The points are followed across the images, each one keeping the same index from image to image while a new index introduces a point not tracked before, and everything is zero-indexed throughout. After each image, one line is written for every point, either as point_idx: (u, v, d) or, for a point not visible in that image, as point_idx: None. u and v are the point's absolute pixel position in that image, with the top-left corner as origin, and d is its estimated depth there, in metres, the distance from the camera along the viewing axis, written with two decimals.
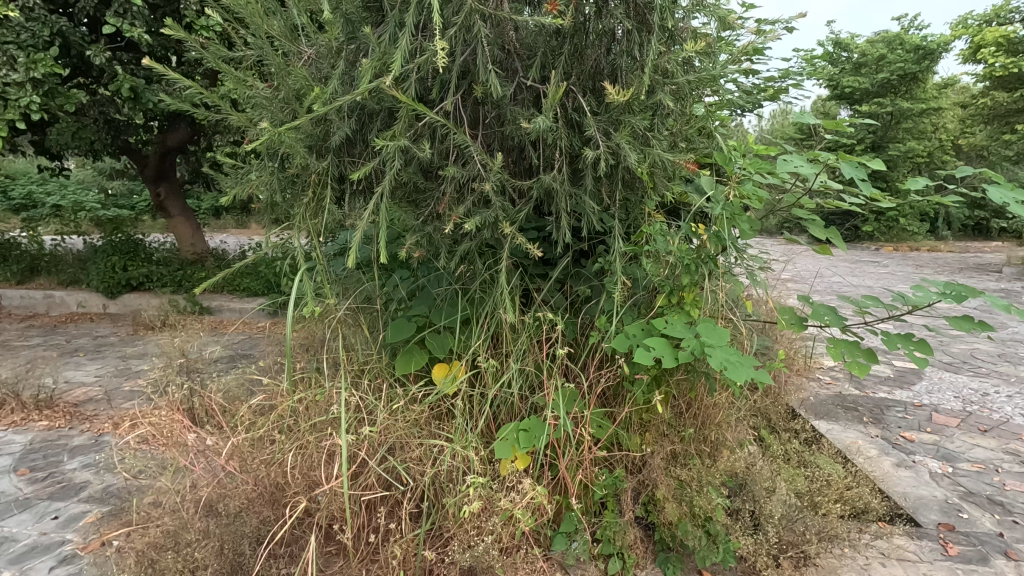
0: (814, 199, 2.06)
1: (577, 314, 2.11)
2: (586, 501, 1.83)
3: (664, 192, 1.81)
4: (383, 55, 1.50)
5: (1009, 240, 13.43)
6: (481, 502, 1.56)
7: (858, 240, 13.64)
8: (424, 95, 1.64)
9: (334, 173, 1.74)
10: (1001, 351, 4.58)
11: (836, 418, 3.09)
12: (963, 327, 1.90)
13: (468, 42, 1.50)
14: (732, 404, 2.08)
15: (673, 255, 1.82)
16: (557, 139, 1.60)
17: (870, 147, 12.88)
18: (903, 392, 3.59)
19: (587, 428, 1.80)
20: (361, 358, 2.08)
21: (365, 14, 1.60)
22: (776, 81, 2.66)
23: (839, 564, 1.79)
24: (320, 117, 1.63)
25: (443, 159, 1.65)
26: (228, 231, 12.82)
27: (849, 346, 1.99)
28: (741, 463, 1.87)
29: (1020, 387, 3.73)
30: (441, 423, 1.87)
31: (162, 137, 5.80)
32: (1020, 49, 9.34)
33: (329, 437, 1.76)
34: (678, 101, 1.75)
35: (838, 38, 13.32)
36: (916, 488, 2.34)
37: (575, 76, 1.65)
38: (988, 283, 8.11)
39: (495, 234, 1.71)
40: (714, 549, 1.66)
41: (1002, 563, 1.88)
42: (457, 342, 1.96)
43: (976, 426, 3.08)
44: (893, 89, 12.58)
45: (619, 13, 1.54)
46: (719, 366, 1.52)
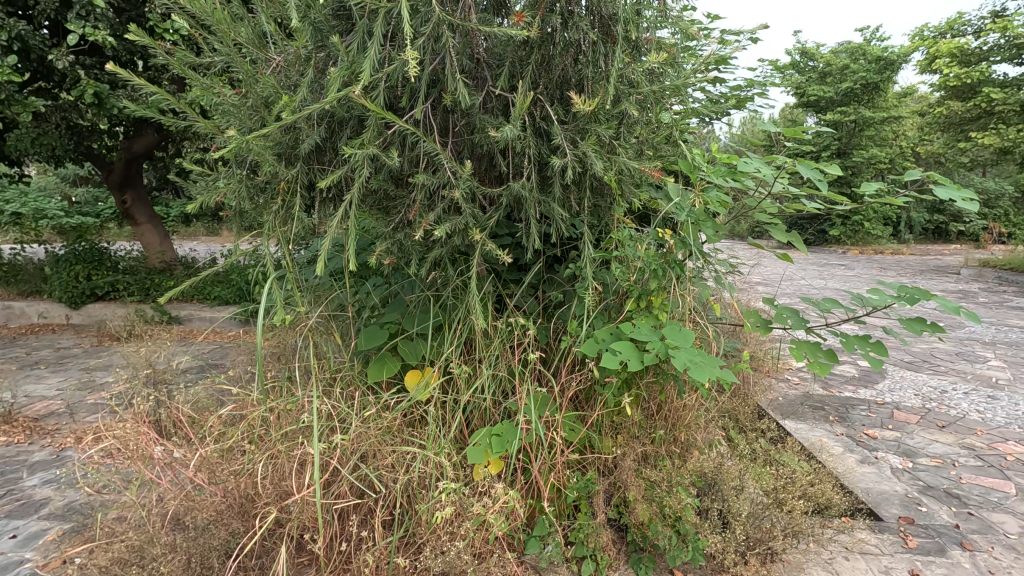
0: (776, 205, 2.12)
1: (550, 319, 2.14)
2: (559, 504, 1.85)
3: (631, 199, 1.86)
4: (352, 63, 1.50)
5: (967, 243, 14.02)
6: (453, 508, 1.56)
7: (825, 245, 14.09)
8: (393, 103, 1.65)
9: (303, 180, 1.73)
10: (958, 350, 4.77)
11: (802, 417, 3.17)
12: (915, 330, 1.98)
13: (437, 52, 1.51)
14: (702, 405, 2.12)
15: (641, 261, 1.86)
16: (525, 148, 1.62)
17: (835, 154, 13.33)
18: (867, 391, 3.71)
19: (559, 431, 1.81)
20: (333, 365, 2.07)
21: (334, 21, 1.59)
22: (742, 90, 2.74)
23: (804, 559, 1.85)
24: (289, 124, 1.62)
25: (413, 166, 1.66)
26: (199, 240, 12.59)
27: (811, 347, 2.05)
28: (710, 462, 1.91)
29: (976, 384, 3.88)
30: (413, 430, 1.88)
31: (129, 143, 5.70)
32: (973, 61, 9.84)
33: (301, 445, 1.75)
34: (644, 110, 1.79)
35: (804, 48, 13.80)
36: (878, 483, 2.42)
37: (543, 85, 1.66)
38: (947, 284, 8.46)
39: (465, 240, 1.72)
40: (684, 548, 1.69)
41: (957, 553, 1.96)
42: (430, 348, 1.97)
43: (934, 422, 3.20)
44: (856, 98, 13.05)
45: (585, 25, 1.56)
46: (683, 366, 1.56)
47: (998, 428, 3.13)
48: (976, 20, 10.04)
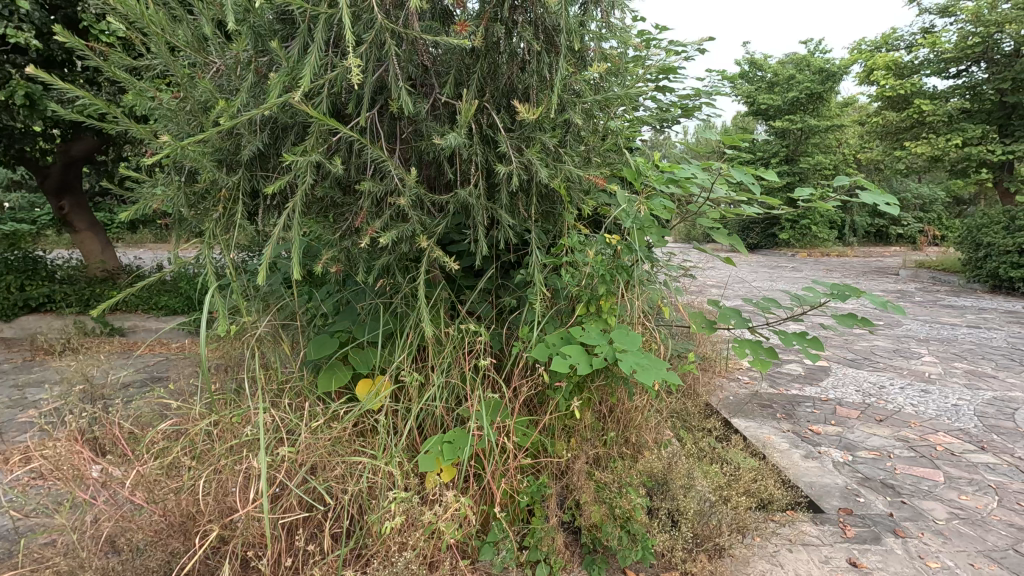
0: (717, 210, 2.20)
1: (503, 324, 2.15)
2: (513, 510, 1.86)
3: (579, 205, 1.89)
4: (292, 69, 1.48)
5: (905, 246, 14.82)
6: (403, 518, 1.55)
7: (776, 248, 14.63)
8: (338, 110, 1.63)
9: (245, 187, 1.69)
10: (895, 347, 5.03)
11: (751, 415, 3.28)
12: (847, 325, 2.08)
13: (380, 59, 1.51)
14: (653, 406, 2.17)
15: (590, 266, 1.89)
16: (472, 155, 1.64)
17: (783, 161, 13.90)
18: (812, 388, 3.87)
19: (510, 436, 1.82)
20: (281, 376, 2.02)
21: (277, 26, 1.56)
22: (691, 100, 2.83)
23: (750, 553, 1.91)
24: (229, 130, 1.58)
25: (360, 173, 1.65)
26: (147, 246, 12.08)
27: (753, 346, 2.12)
28: (659, 462, 1.95)
29: (911, 379, 4.10)
30: (364, 440, 1.86)
31: (66, 146, 5.44)
32: (906, 73, 10.47)
33: (245, 459, 1.71)
34: (589, 119, 1.84)
35: (753, 58, 14.40)
36: (820, 477, 2.53)
37: (489, 93, 1.67)
38: (887, 285, 8.92)
39: (413, 247, 1.71)
40: (634, 547, 1.72)
41: (891, 540, 2.07)
42: (381, 357, 1.95)
43: (873, 416, 3.37)
44: (801, 107, 13.64)
45: (528, 35, 1.58)
46: (630, 369, 1.59)
47: (930, 420, 3.32)
48: (908, 35, 10.68)
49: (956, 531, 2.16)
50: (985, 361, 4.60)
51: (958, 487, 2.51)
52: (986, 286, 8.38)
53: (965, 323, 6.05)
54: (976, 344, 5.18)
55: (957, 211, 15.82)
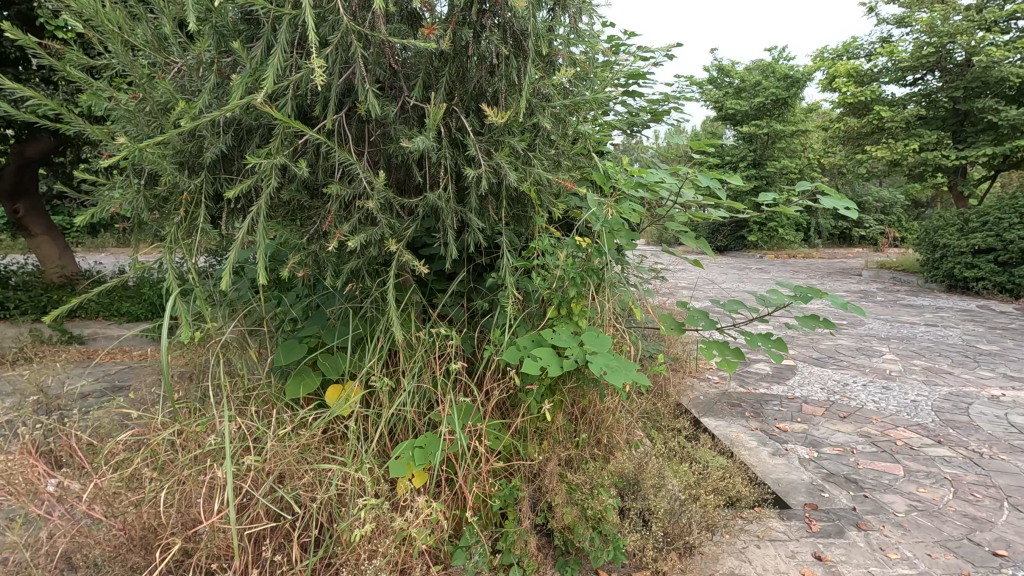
0: (685, 214, 2.25)
1: (475, 327, 2.14)
2: (485, 513, 1.85)
3: (549, 208, 1.90)
4: (256, 70, 1.45)
5: (867, 247, 15.32)
6: (373, 525, 1.53)
7: (744, 250, 14.96)
8: (304, 112, 1.61)
9: (208, 191, 1.65)
10: (858, 346, 5.19)
11: (721, 414, 3.34)
12: (810, 325, 2.14)
13: (347, 61, 1.50)
14: (624, 407, 2.19)
15: (560, 268, 1.90)
16: (441, 159, 1.63)
17: (751, 164, 14.23)
18: (779, 387, 3.96)
19: (482, 440, 1.81)
20: (248, 383, 1.98)
21: (242, 26, 1.53)
22: (660, 104, 2.88)
23: (720, 549, 1.94)
24: (191, 132, 1.55)
25: (328, 176, 1.63)
26: (108, 251, 11.69)
27: (720, 347, 2.16)
28: (631, 463, 1.97)
29: (872, 377, 4.24)
30: (334, 447, 1.83)
31: (20, 147, 5.22)
32: (866, 81, 10.85)
33: (210, 469, 1.67)
34: (559, 123, 1.85)
35: (721, 64, 14.73)
36: (787, 473, 2.60)
37: (457, 96, 1.67)
38: (851, 285, 9.19)
39: (382, 251, 1.70)
40: (605, 547, 1.73)
41: (854, 533, 2.13)
42: (350, 362, 1.92)
43: (838, 413, 3.47)
44: (767, 112, 13.99)
45: (496, 39, 1.59)
46: (600, 371, 1.61)
47: (890, 416, 3.43)
48: (868, 44, 11.07)
49: (915, 523, 2.23)
50: (941, 358, 4.79)
51: (917, 480, 2.60)
52: (943, 285, 8.73)
53: (923, 322, 6.28)
54: (933, 341, 5.38)
55: (915, 214, 16.43)
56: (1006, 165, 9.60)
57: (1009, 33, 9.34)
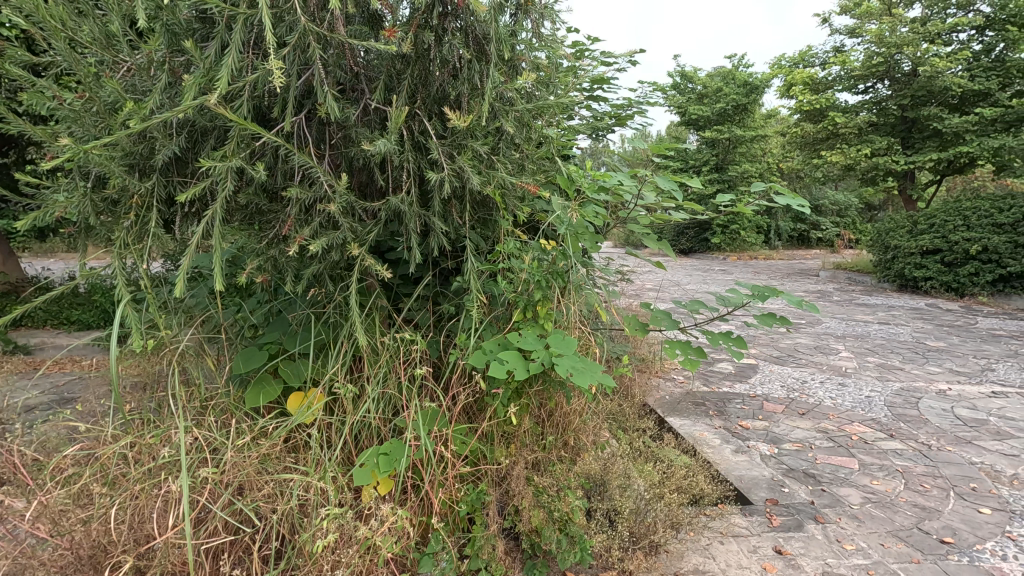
0: (647, 217, 2.28)
1: (441, 331, 2.13)
2: (452, 519, 1.84)
3: (514, 212, 1.91)
4: (209, 71, 1.41)
5: (824, 248, 15.87)
6: (337, 535, 1.51)
7: (708, 252, 15.31)
8: (262, 114, 1.57)
9: (160, 194, 1.60)
10: (816, 344, 5.37)
11: (686, 413, 3.40)
12: (768, 323, 2.19)
13: (305, 62, 1.47)
14: (590, 408, 2.21)
15: (526, 271, 1.91)
16: (404, 162, 1.62)
17: (713, 168, 14.58)
18: (742, 385, 4.06)
19: (448, 445, 1.80)
20: (205, 393, 1.91)
21: (196, 25, 1.49)
22: (624, 109, 2.93)
23: (684, 547, 1.98)
24: (141, 133, 1.50)
25: (287, 180, 1.59)
26: (56, 256, 11.18)
27: (682, 346, 2.20)
28: (597, 464, 1.99)
29: (829, 374, 4.39)
30: (296, 456, 1.79)
31: None
32: (821, 88, 11.26)
33: (165, 482, 1.61)
34: (522, 127, 1.86)
35: (684, 71, 15.07)
36: (749, 470, 2.66)
37: (419, 99, 1.66)
38: (809, 285, 9.50)
39: (344, 255, 1.67)
40: (573, 549, 1.74)
41: (812, 527, 2.20)
42: (312, 368, 1.89)
43: (797, 410, 3.57)
44: (729, 118, 14.37)
45: (458, 43, 1.59)
46: (566, 372, 1.61)
47: (846, 412, 3.56)
48: (822, 53, 11.49)
49: (869, 514, 2.32)
50: (893, 354, 4.99)
51: (870, 473, 2.70)
52: (895, 284, 9.11)
53: (876, 320, 6.54)
54: (885, 339, 5.61)
55: (869, 216, 17.10)
56: (951, 170, 10.09)
57: (951, 45, 9.82)
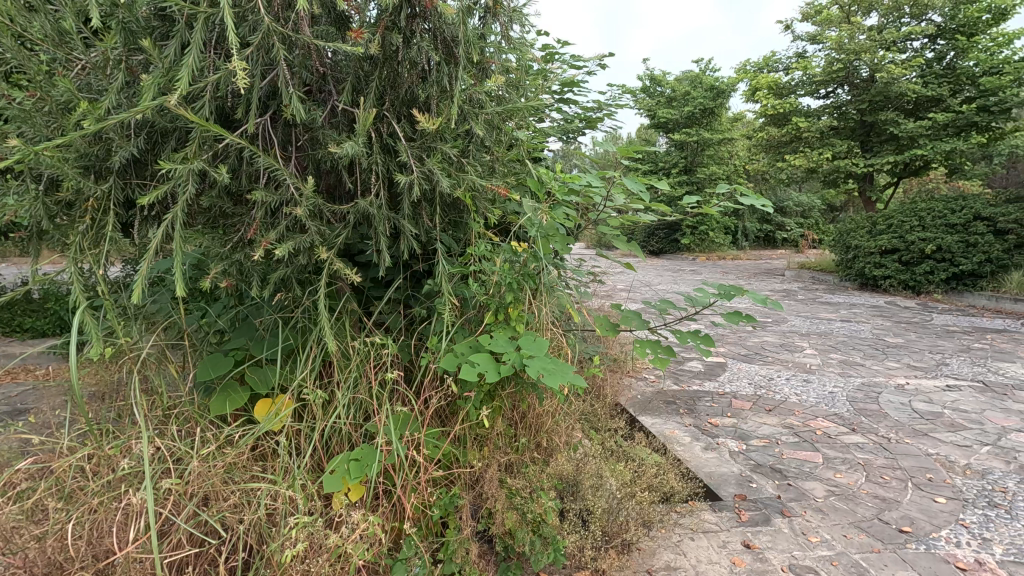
0: (617, 219, 2.31)
1: (412, 335, 2.11)
2: (425, 524, 1.82)
3: (484, 215, 1.91)
4: (169, 70, 1.38)
5: (789, 249, 16.32)
6: (306, 543, 1.48)
7: (678, 253, 15.58)
8: (225, 115, 1.53)
9: (118, 197, 1.55)
10: (782, 342, 5.52)
11: (657, 412, 3.45)
12: (734, 321, 2.23)
13: (270, 63, 1.45)
14: (562, 409, 2.22)
15: (497, 274, 1.91)
16: (372, 165, 1.61)
17: (683, 171, 14.85)
18: (711, 383, 4.14)
19: (420, 449, 1.78)
20: (168, 401, 1.85)
21: (155, 23, 1.44)
22: (594, 111, 2.96)
23: (655, 545, 2.01)
24: (97, 134, 1.45)
25: (251, 182, 1.56)
26: (8, 260, 10.71)
27: (652, 344, 2.23)
28: (569, 465, 2.01)
29: (794, 371, 4.51)
30: (264, 464, 1.75)
31: None
32: (784, 93, 11.59)
33: (125, 494, 1.56)
34: (492, 130, 1.86)
35: (653, 74, 15.31)
36: (718, 466, 2.71)
37: (388, 101, 1.65)
38: (774, 285, 9.75)
39: (312, 259, 1.64)
40: (546, 550, 1.74)
41: (779, 521, 2.25)
42: (280, 375, 1.85)
43: (764, 406, 3.66)
44: (697, 121, 14.66)
45: (427, 45, 1.58)
46: (537, 373, 1.62)
47: (810, 407, 3.66)
48: (785, 58, 11.83)
49: (833, 507, 2.39)
50: (854, 351, 5.16)
51: (834, 467, 2.79)
52: (856, 283, 9.43)
53: (839, 318, 6.75)
54: (847, 336, 5.80)
55: (831, 217, 17.66)
56: (907, 172, 10.49)
57: (906, 52, 10.22)
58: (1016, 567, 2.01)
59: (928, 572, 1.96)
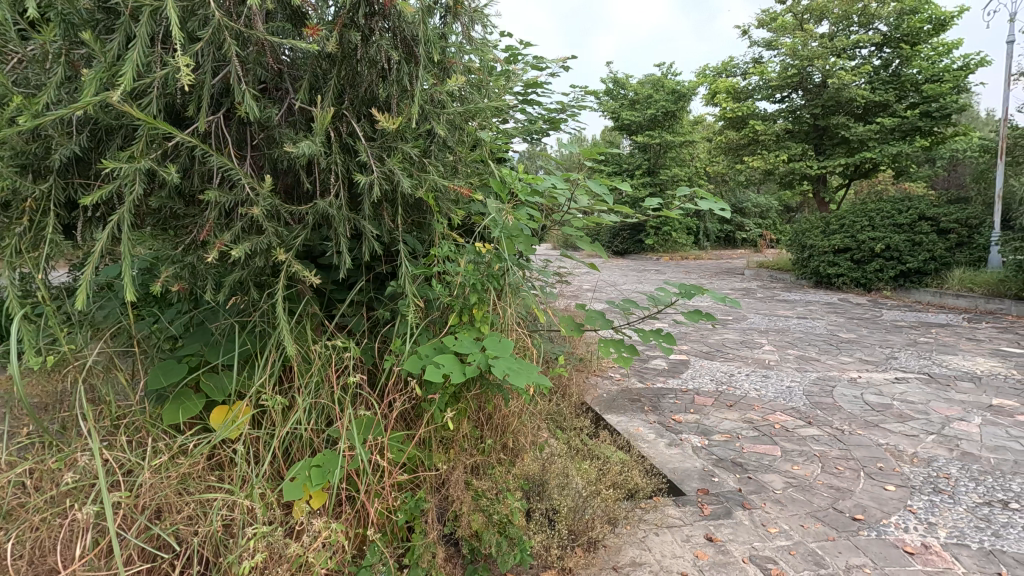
0: (581, 220, 2.33)
1: (376, 337, 2.08)
2: (390, 529, 1.80)
3: (447, 215, 1.89)
4: (112, 65, 1.32)
5: (749, 248, 16.81)
6: (265, 553, 1.44)
7: (643, 253, 15.85)
8: (175, 112, 1.48)
9: (59, 197, 1.47)
10: (742, 339, 5.67)
11: (622, 410, 3.50)
12: (695, 320, 2.27)
13: (221, 59, 1.40)
14: (528, 409, 2.23)
15: (462, 275, 1.90)
16: (331, 165, 1.58)
17: (646, 172, 15.11)
18: (674, 381, 4.22)
19: (384, 453, 1.75)
20: (117, 410, 1.77)
21: (98, 15, 1.37)
22: (557, 112, 2.98)
23: (620, 542, 2.04)
24: (34, 131, 1.37)
25: (204, 182, 1.51)
26: None
27: (615, 344, 2.24)
28: (535, 465, 2.01)
29: (754, 367, 4.64)
30: (221, 473, 1.70)
31: None
32: (742, 97, 11.92)
33: (70, 510, 1.49)
34: (454, 130, 1.85)
35: (616, 77, 15.53)
36: (682, 462, 2.77)
37: (347, 100, 1.62)
38: (735, 283, 10.02)
39: (269, 261, 1.60)
40: (512, 551, 1.74)
41: (740, 513, 2.31)
42: (237, 381, 1.79)
43: (725, 402, 3.75)
44: (659, 124, 14.95)
45: (386, 44, 1.56)
46: (502, 373, 1.61)
47: (769, 402, 3.77)
48: (743, 63, 12.17)
49: (790, 498, 2.47)
50: (810, 346, 5.35)
51: (791, 459, 2.87)
52: (811, 281, 9.78)
53: (795, 315, 6.98)
54: (803, 332, 6.00)
55: (787, 218, 18.28)
56: (857, 175, 10.94)
57: (855, 59, 10.65)
58: (959, 549, 2.11)
59: (878, 557, 2.04)
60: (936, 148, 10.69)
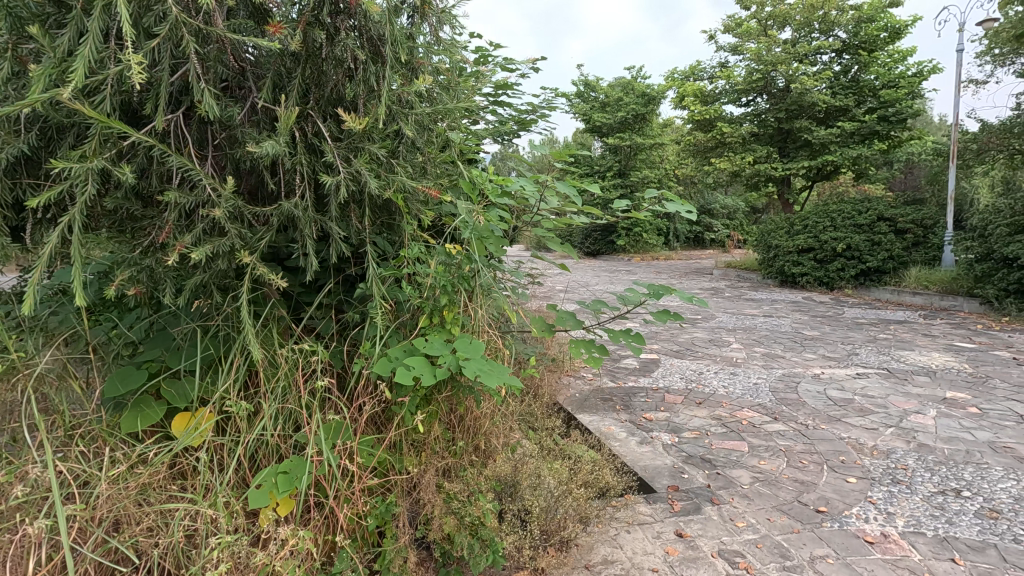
0: (551, 221, 2.34)
1: (344, 340, 2.05)
2: (360, 534, 1.77)
3: (417, 216, 1.88)
4: (63, 60, 1.27)
5: (717, 249, 17.17)
6: (229, 563, 1.41)
7: (615, 253, 16.03)
8: (131, 111, 1.43)
9: (7, 198, 1.41)
10: (710, 337, 5.78)
11: (594, 409, 3.53)
12: (663, 320, 2.31)
13: (179, 56, 1.36)
14: (500, 411, 2.22)
15: (431, 277, 1.88)
16: (296, 165, 1.55)
17: (617, 174, 15.27)
18: (645, 379, 4.27)
19: (353, 458, 1.72)
20: (71, 419, 1.71)
21: (48, 9, 1.32)
22: (528, 113, 2.99)
23: (592, 540, 2.05)
24: None
25: (163, 182, 1.46)
26: None
27: (586, 344, 2.26)
28: (507, 466, 2.01)
29: (722, 364, 4.74)
30: (183, 482, 1.65)
31: None
32: (709, 100, 12.17)
33: (21, 524, 1.44)
34: (423, 130, 1.84)
35: (587, 80, 15.66)
36: (653, 459, 2.81)
37: (313, 99, 1.59)
38: (704, 283, 10.22)
39: (232, 263, 1.56)
40: (484, 552, 1.74)
41: (708, 508, 2.35)
42: (200, 387, 1.74)
43: (695, 400, 3.82)
44: (630, 126, 15.13)
45: (352, 42, 1.54)
46: (473, 374, 1.60)
47: (737, 399, 3.86)
48: (710, 67, 12.42)
49: (757, 492, 2.52)
50: (776, 344, 5.49)
51: (758, 454, 2.94)
52: (777, 280, 10.04)
53: (762, 313, 7.16)
54: (769, 330, 6.15)
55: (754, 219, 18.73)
56: (820, 177, 11.28)
57: (817, 65, 10.98)
58: (915, 537, 2.20)
59: (840, 548, 2.10)
60: (893, 151, 11.10)
